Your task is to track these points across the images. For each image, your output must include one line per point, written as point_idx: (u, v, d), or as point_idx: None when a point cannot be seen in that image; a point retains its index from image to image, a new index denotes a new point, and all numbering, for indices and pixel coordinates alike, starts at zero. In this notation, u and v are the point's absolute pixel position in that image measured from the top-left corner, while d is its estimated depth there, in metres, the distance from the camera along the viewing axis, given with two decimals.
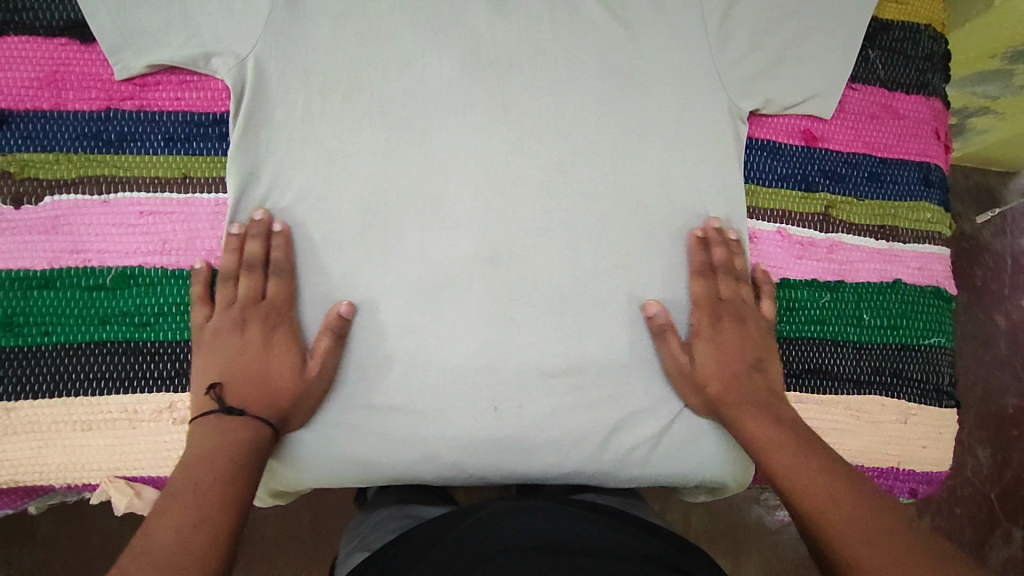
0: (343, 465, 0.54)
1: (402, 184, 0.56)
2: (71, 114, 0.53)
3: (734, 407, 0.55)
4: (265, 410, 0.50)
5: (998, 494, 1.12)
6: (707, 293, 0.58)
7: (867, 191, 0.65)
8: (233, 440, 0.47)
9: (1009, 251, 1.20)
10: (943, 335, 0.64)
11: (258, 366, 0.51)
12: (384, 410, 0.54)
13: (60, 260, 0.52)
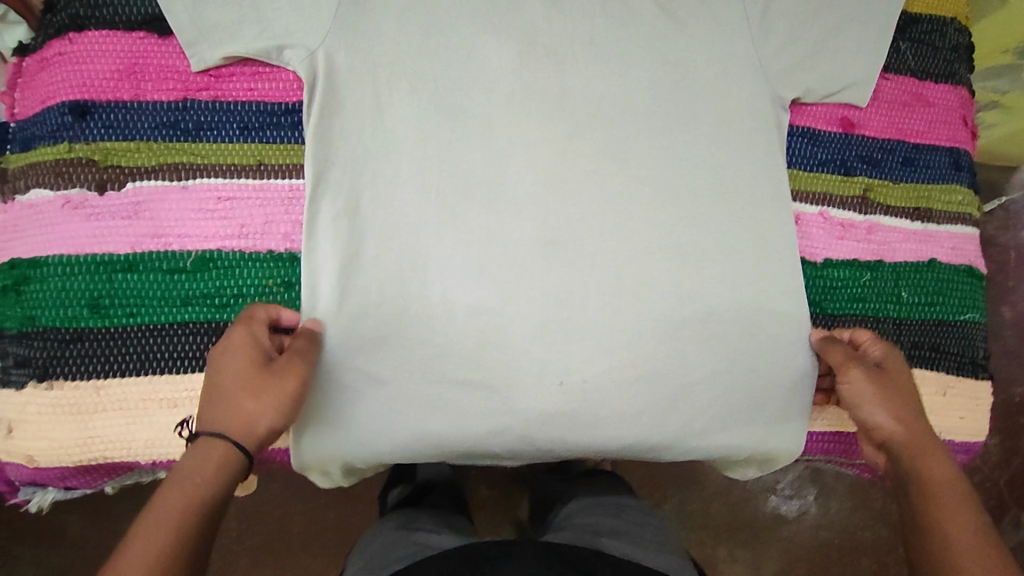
0: (420, 443, 0.56)
1: (465, 171, 0.58)
2: (150, 104, 0.55)
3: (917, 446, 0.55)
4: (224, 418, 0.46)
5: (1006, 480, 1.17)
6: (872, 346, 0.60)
7: (902, 175, 0.68)
8: (204, 466, 0.45)
9: (1015, 244, 1.25)
10: (978, 311, 0.67)
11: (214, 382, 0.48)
12: (455, 386, 0.56)
13: (143, 244, 0.53)
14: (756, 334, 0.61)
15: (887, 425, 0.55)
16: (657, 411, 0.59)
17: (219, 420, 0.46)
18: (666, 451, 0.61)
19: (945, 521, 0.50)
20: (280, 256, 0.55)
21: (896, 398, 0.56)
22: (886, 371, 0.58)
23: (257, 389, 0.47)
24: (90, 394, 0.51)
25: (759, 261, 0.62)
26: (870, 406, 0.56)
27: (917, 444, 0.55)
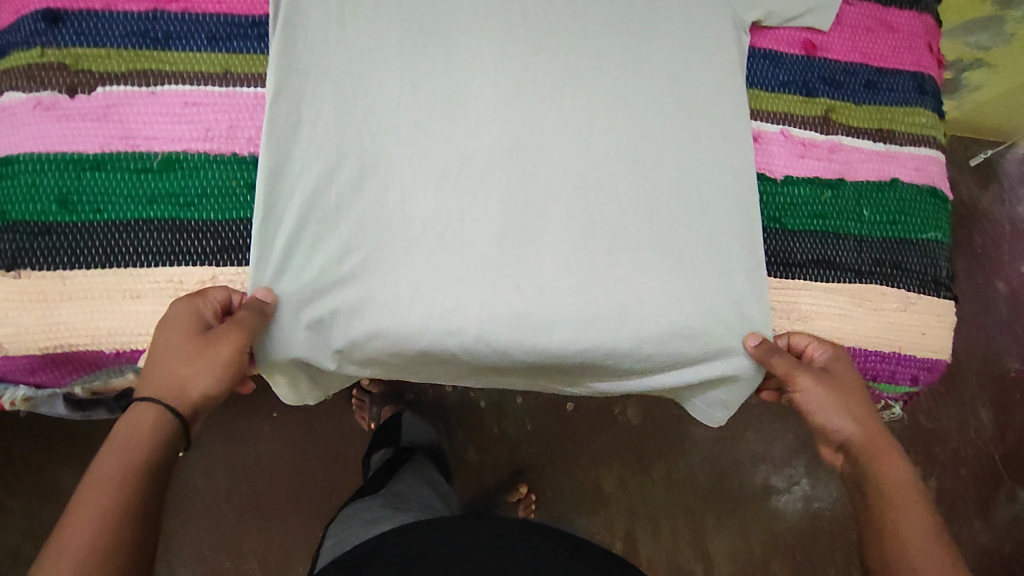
0: (365, 343, 0.58)
1: (426, 84, 0.60)
2: (121, 14, 0.57)
3: (874, 453, 0.58)
4: (171, 393, 0.50)
5: (1001, 455, 1.36)
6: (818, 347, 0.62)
7: (865, 98, 0.68)
8: (139, 436, 0.48)
9: (1009, 217, 1.47)
10: (940, 231, 0.67)
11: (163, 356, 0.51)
12: (410, 286, 0.58)
13: (111, 145, 0.55)
14: (714, 248, 0.62)
15: (841, 428, 0.60)
16: (613, 317, 0.60)
17: (151, 387, 0.50)
18: (624, 360, 0.62)
19: (900, 521, 0.54)
20: (243, 159, 0.57)
21: (848, 403, 0.60)
22: (834, 374, 0.61)
23: (190, 356, 0.51)
24: (55, 284, 0.53)
25: (718, 176, 0.63)
26: (823, 409, 0.60)
27: (874, 450, 0.59)
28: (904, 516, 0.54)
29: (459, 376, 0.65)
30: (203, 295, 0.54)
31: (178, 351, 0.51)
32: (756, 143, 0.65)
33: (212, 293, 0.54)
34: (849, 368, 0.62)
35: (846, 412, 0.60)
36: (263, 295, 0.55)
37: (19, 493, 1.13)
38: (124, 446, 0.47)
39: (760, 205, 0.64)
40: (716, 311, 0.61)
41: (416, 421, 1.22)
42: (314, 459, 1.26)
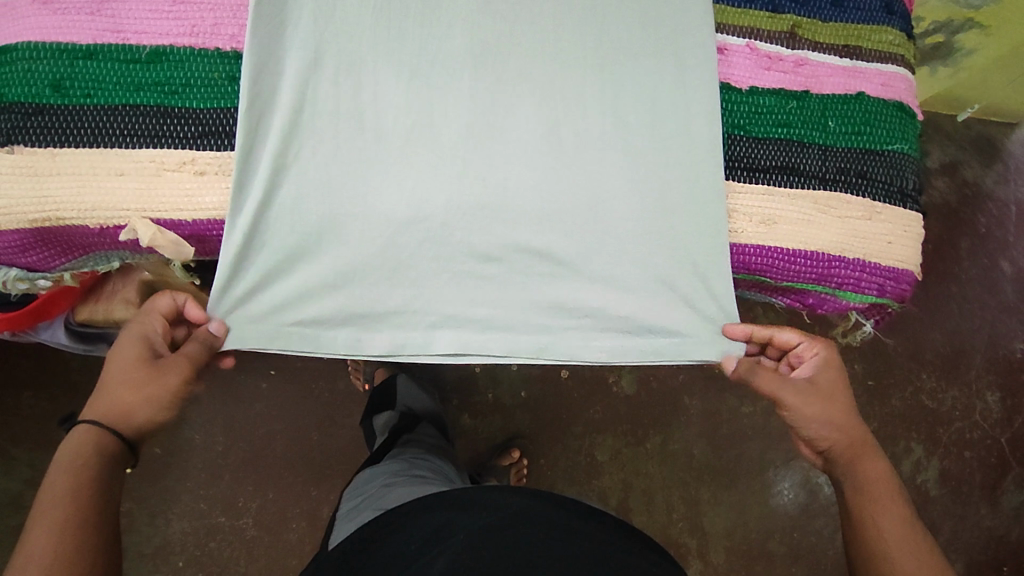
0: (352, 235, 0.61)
1: None
2: None
3: (854, 452, 0.67)
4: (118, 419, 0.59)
5: (1006, 438, 1.49)
6: (812, 361, 0.68)
7: (831, 15, 0.70)
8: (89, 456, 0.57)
9: (1011, 200, 1.58)
10: (906, 143, 0.68)
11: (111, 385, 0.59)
12: (377, 175, 0.61)
13: (103, 38, 0.59)
14: (678, 152, 0.64)
15: (823, 438, 0.67)
16: (573, 213, 0.63)
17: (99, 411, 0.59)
18: (588, 258, 0.63)
19: (877, 521, 0.63)
20: (225, 53, 0.60)
21: (828, 415, 0.66)
22: (818, 386, 0.67)
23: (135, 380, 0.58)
24: (47, 160, 0.57)
25: (686, 84, 0.65)
26: (812, 424, 0.66)
27: (857, 451, 0.67)
28: (880, 512, 0.63)
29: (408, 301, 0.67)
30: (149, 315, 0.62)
31: (126, 373, 0.58)
32: (721, 55, 0.67)
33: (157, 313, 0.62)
34: (834, 376, 0.68)
35: (824, 426, 0.66)
36: (217, 329, 0.61)
37: (22, 440, 1.15)
38: (70, 464, 0.56)
39: (724, 113, 0.66)
40: (676, 210, 0.64)
41: (412, 385, 1.20)
42: (307, 417, 1.23)
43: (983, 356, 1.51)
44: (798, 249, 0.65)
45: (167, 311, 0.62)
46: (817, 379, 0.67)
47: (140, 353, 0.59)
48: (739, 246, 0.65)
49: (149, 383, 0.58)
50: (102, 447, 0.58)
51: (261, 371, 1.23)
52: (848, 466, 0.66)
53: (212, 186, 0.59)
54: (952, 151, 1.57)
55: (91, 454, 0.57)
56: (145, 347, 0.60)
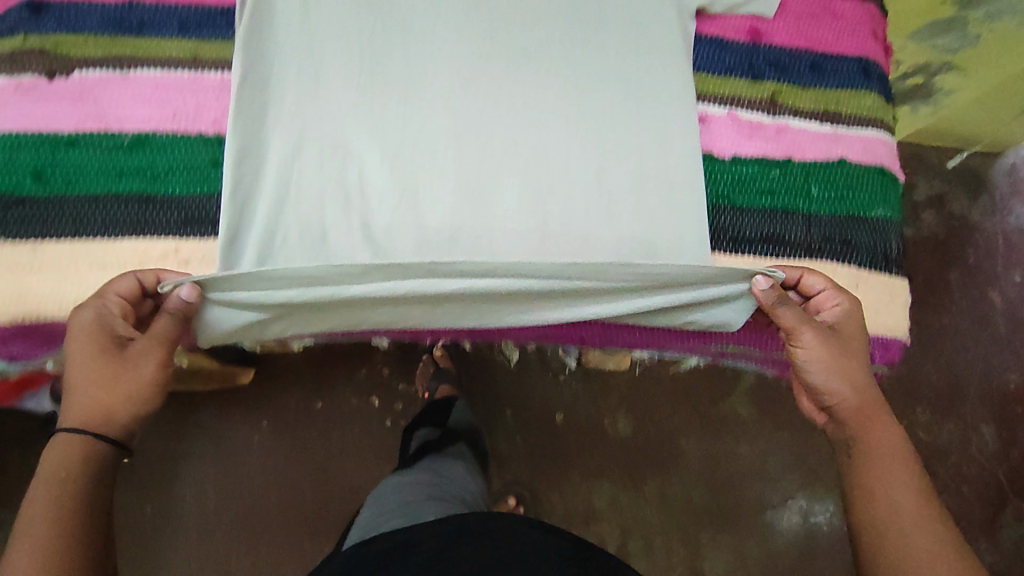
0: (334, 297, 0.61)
1: (386, 67, 0.63)
2: (98, 5, 0.61)
3: (864, 423, 0.62)
4: (99, 421, 0.54)
5: (1006, 472, 1.47)
6: (841, 313, 0.63)
7: (810, 80, 0.70)
8: (87, 460, 0.53)
9: (997, 231, 1.59)
10: (890, 208, 0.68)
11: (82, 388, 0.54)
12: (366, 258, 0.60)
13: (85, 125, 0.59)
14: (664, 223, 0.64)
15: (838, 394, 0.63)
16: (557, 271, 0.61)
17: (76, 416, 0.54)
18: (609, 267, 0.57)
19: (888, 491, 0.58)
20: (208, 137, 0.60)
21: (846, 367, 0.63)
22: (838, 337, 0.63)
23: (109, 376, 0.54)
24: (27, 254, 0.56)
25: (669, 154, 0.65)
26: (827, 372, 0.62)
27: (866, 419, 0.63)
28: (894, 480, 0.59)
29: (410, 312, 0.63)
30: (105, 294, 0.55)
31: (92, 369, 0.54)
32: (702, 124, 0.68)
33: (114, 291, 0.55)
34: (857, 329, 0.64)
35: (842, 379, 0.63)
36: (190, 295, 0.55)
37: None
38: (51, 477, 0.52)
39: (708, 183, 0.66)
40: None
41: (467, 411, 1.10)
42: (298, 474, 1.19)
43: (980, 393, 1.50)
44: None
45: (127, 289, 0.56)
46: (838, 329, 0.63)
47: (110, 336, 0.55)
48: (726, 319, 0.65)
49: (124, 369, 0.55)
50: (87, 449, 0.53)
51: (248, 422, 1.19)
52: (853, 431, 0.63)
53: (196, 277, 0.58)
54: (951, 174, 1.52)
55: (75, 465, 0.52)
56: (106, 338, 0.54)
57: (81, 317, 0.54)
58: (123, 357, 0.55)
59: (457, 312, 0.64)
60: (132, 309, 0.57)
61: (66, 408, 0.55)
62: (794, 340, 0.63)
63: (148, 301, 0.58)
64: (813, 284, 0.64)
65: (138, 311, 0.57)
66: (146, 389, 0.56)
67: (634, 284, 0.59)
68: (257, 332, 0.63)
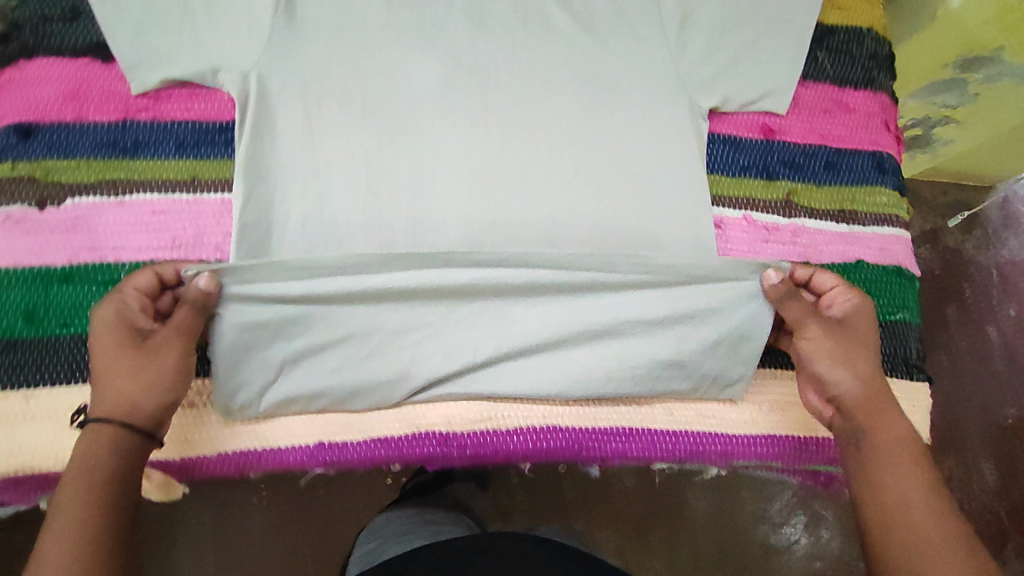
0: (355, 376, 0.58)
1: (396, 183, 0.61)
2: (91, 125, 0.58)
3: (872, 416, 0.57)
4: (124, 416, 0.50)
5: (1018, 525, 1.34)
6: (848, 307, 0.60)
7: (825, 179, 0.69)
8: (114, 453, 0.49)
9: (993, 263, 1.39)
10: (909, 311, 0.68)
11: (104, 381, 0.51)
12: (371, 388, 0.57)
13: (79, 257, 0.56)
14: None
15: (842, 388, 0.58)
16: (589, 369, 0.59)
17: (101, 408, 0.50)
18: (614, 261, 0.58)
19: (899, 487, 0.53)
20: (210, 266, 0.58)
21: (853, 357, 0.58)
22: (845, 330, 0.59)
23: (131, 371, 0.51)
24: (20, 404, 0.53)
25: None
26: (833, 363, 0.58)
27: (874, 411, 0.57)
28: (903, 474, 0.54)
29: (428, 326, 0.57)
30: (123, 288, 0.53)
31: (112, 363, 0.51)
32: (719, 229, 0.67)
33: (132, 285, 0.53)
34: (866, 322, 0.60)
35: (851, 368, 0.58)
36: (206, 285, 0.51)
37: None
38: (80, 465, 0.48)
39: None
40: (676, 405, 0.63)
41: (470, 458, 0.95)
42: None
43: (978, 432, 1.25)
44: (808, 435, 0.64)
45: (146, 282, 0.53)
46: (845, 321, 0.60)
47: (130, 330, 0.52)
48: (751, 435, 0.64)
49: (141, 365, 0.51)
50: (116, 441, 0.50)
51: (153, 575, 0.81)
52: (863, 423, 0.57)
53: (199, 421, 0.57)
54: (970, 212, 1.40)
55: (101, 454, 0.49)
56: (126, 333, 0.52)
57: (104, 314, 0.52)
58: (143, 351, 0.52)
59: (478, 318, 0.58)
60: (151, 304, 0.54)
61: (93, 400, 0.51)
62: (799, 335, 0.59)
63: (168, 294, 0.55)
64: (822, 281, 0.62)
65: (158, 305, 0.55)
66: (170, 382, 0.52)
67: (659, 279, 0.59)
68: (248, 375, 0.55)
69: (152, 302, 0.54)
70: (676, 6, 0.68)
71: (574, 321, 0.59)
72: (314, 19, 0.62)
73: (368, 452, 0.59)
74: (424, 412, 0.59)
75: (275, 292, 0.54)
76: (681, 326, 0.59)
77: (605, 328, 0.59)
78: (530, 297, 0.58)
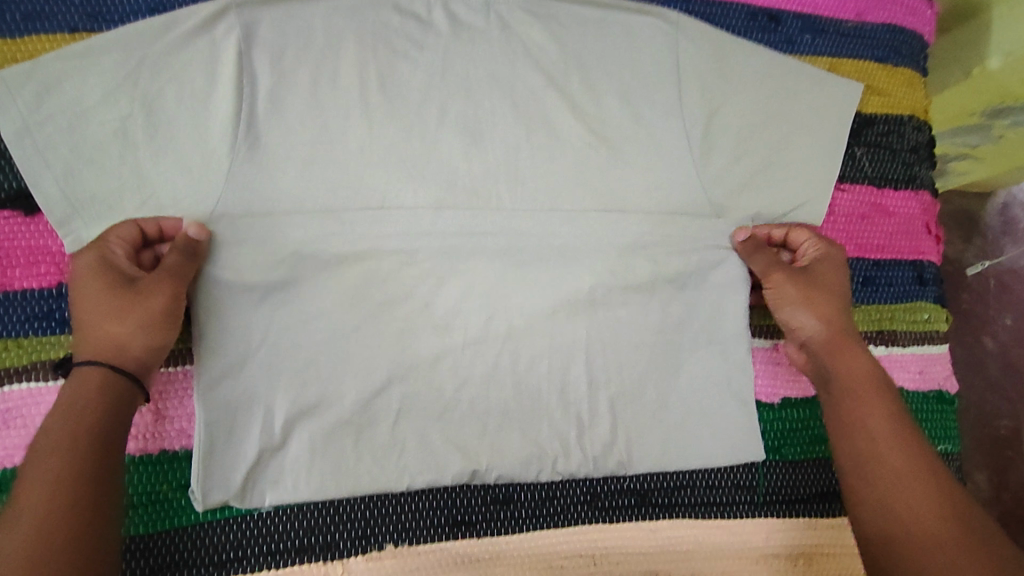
0: (352, 558, 0.53)
1: (393, 329, 0.53)
2: (19, 293, 0.50)
3: (834, 352, 0.56)
4: (118, 359, 0.47)
5: None
6: (815, 251, 0.59)
7: (863, 297, 0.63)
8: (100, 393, 0.45)
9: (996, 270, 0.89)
10: (948, 441, 0.63)
11: (93, 321, 0.48)
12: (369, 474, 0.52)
13: (14, 457, 0.48)
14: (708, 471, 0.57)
15: (808, 328, 0.57)
16: (598, 528, 0.56)
17: (90, 348, 0.47)
18: (599, 243, 0.57)
19: (859, 413, 0.53)
20: (176, 455, 0.51)
21: (817, 298, 0.57)
22: (810, 274, 0.58)
23: (120, 309, 0.48)
24: None
25: (704, 408, 0.57)
26: (794, 304, 0.57)
27: (839, 349, 0.56)
28: (861, 408, 0.53)
29: (423, 301, 0.54)
30: (105, 239, 0.49)
31: (101, 303, 0.48)
32: None
33: (114, 236, 0.49)
34: (835, 267, 0.59)
35: (813, 309, 0.57)
36: (194, 233, 0.49)
37: None
38: (65, 405, 0.44)
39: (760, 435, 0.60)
40: (705, 569, 0.57)
41: None
42: None
43: (983, 471, 0.84)
44: None
45: (127, 234, 0.49)
46: (812, 267, 0.58)
47: (118, 278, 0.48)
48: None
49: (128, 304, 0.48)
50: (108, 384, 0.46)
51: None
52: (828, 360, 0.56)
53: None
54: (989, 223, 0.91)
55: (89, 397, 0.45)
56: (109, 274, 0.48)
57: (87, 257, 0.48)
58: (129, 292, 0.48)
59: (486, 401, 0.54)
60: (135, 255, 0.50)
61: (80, 339, 0.48)
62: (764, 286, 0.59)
63: (148, 251, 0.51)
64: (797, 237, 0.60)
65: (139, 261, 0.51)
66: (160, 322, 0.48)
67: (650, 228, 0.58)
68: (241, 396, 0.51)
69: (135, 255, 0.50)
70: (699, 103, 0.60)
71: (578, 310, 0.56)
72: (281, 143, 0.53)
73: None
74: (429, 465, 0.53)
75: (264, 258, 0.52)
76: (676, 363, 0.57)
77: (591, 297, 0.57)
78: (526, 269, 0.56)
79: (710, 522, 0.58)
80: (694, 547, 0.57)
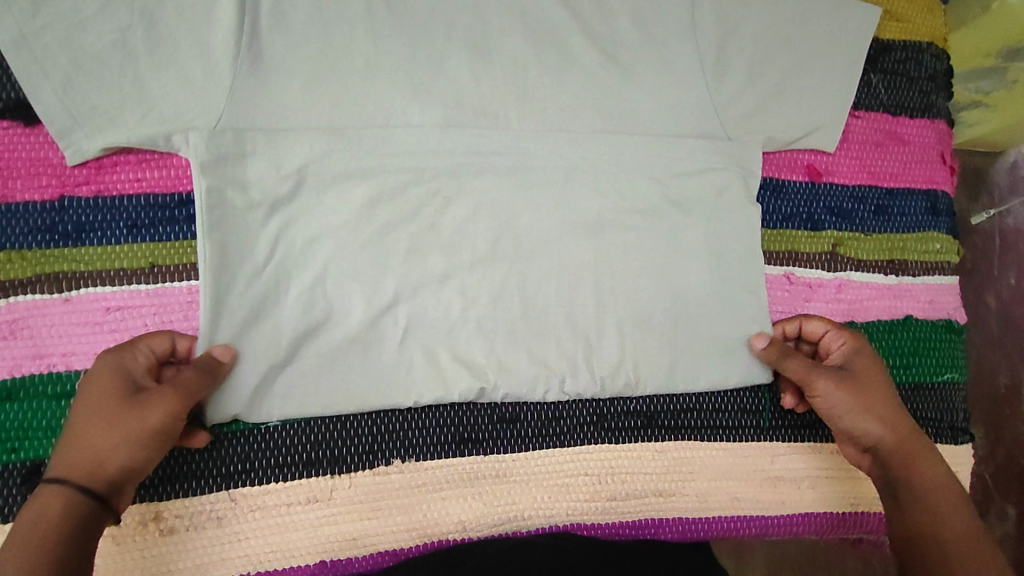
0: (359, 472, 0.53)
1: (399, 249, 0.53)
2: (22, 205, 0.50)
3: (903, 456, 0.52)
4: (90, 480, 0.43)
5: None
6: (846, 345, 0.56)
7: (875, 225, 0.62)
8: (64, 516, 0.41)
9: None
10: (957, 371, 0.63)
11: (76, 434, 0.44)
12: (377, 392, 0.52)
13: (22, 367, 0.49)
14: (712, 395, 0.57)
15: (870, 434, 0.52)
16: (606, 447, 0.57)
17: (64, 466, 0.43)
18: (609, 168, 0.56)
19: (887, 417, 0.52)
20: None
21: (873, 405, 0.53)
22: (854, 374, 0.54)
23: (110, 426, 0.44)
24: None
25: (715, 334, 0.57)
26: (850, 413, 0.53)
27: (908, 454, 0.52)
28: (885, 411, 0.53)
29: (429, 225, 0.53)
30: (134, 345, 0.47)
31: (90, 417, 0.44)
32: None
33: (144, 343, 0.48)
34: (869, 361, 0.55)
35: (872, 415, 0.53)
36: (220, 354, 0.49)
37: None
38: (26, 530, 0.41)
39: None
40: (709, 490, 0.58)
41: None
42: None
43: (980, 420, 0.78)
44: (849, 510, 0.60)
45: (159, 346, 0.48)
46: (849, 365, 0.54)
47: (111, 394, 0.45)
48: (789, 515, 0.59)
49: (122, 422, 0.44)
50: (74, 507, 0.42)
51: None
52: (902, 470, 0.51)
53: (183, 547, 0.50)
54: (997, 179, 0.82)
55: (52, 518, 0.41)
56: (120, 384, 0.45)
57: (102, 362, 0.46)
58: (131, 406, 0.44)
59: (495, 323, 0.54)
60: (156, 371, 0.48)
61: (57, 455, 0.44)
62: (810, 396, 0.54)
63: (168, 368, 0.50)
64: (814, 329, 0.57)
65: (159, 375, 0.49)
66: (148, 441, 0.44)
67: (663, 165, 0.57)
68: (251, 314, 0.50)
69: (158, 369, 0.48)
70: (713, 25, 0.58)
71: (585, 236, 0.56)
72: (285, 58, 0.51)
73: (375, 565, 0.53)
74: (436, 385, 0.53)
75: (271, 175, 0.51)
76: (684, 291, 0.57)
77: (600, 221, 0.56)
78: (536, 193, 0.55)
79: (716, 444, 0.58)
80: (699, 468, 0.58)
